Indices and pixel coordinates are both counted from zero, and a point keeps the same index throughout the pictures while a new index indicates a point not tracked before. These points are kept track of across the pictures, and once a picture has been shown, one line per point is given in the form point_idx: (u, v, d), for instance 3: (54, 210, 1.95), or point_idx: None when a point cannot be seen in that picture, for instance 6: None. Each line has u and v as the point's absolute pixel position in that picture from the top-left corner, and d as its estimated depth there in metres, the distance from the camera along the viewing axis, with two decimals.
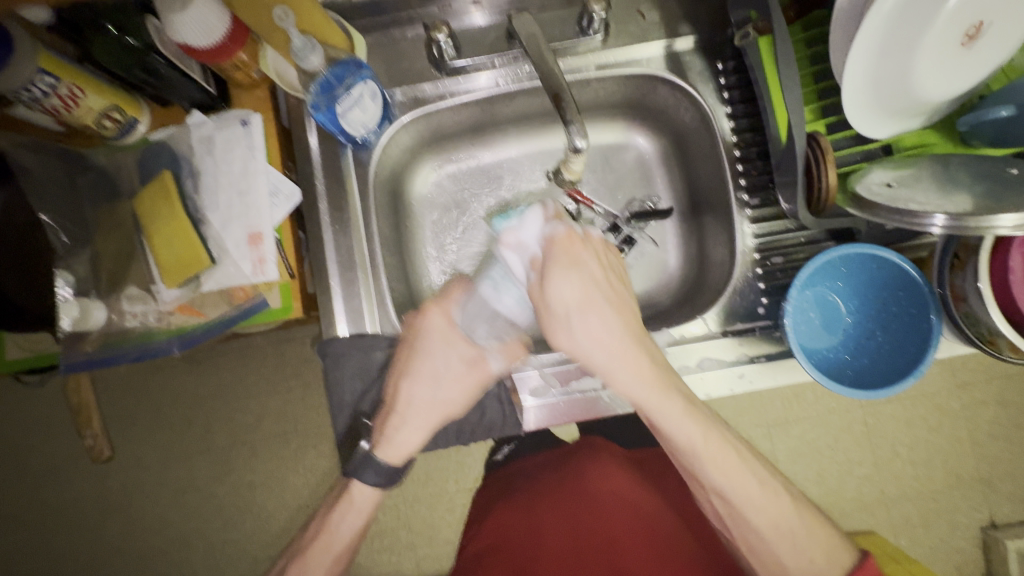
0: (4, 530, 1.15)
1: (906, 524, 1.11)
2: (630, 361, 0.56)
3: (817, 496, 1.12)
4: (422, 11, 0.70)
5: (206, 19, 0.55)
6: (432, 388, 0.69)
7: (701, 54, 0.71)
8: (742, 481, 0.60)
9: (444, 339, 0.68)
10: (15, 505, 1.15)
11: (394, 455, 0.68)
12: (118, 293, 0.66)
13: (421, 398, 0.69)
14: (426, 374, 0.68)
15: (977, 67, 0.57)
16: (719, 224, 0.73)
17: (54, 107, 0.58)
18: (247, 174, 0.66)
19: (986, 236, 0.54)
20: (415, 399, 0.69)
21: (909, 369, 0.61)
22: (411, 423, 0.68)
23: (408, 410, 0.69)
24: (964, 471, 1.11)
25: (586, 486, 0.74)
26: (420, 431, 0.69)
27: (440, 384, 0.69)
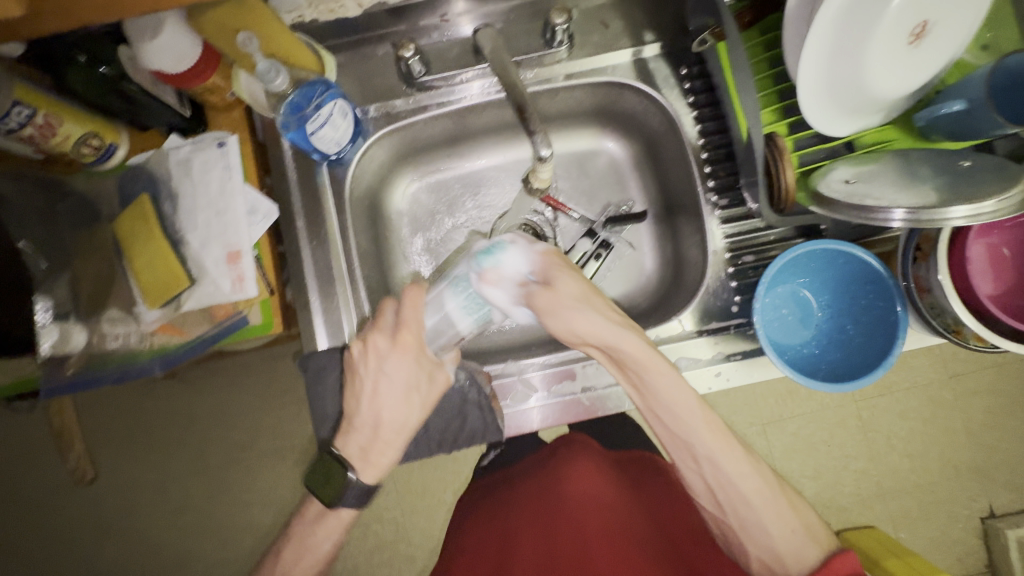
0: (2, 558, 1.15)
1: (904, 517, 1.11)
2: (625, 341, 0.56)
3: (813, 493, 1.12)
4: (392, 29, 0.71)
5: (176, 46, 0.57)
6: (398, 403, 0.62)
7: (667, 60, 0.72)
8: (725, 451, 0.58)
9: (405, 351, 0.62)
10: (13, 532, 1.15)
11: (368, 474, 0.63)
12: (98, 315, 0.67)
13: (381, 414, 0.62)
14: (388, 387, 0.62)
15: (928, 64, 0.58)
16: (691, 225, 0.74)
17: (31, 136, 0.59)
18: (224, 194, 0.68)
19: (945, 228, 0.55)
20: (385, 418, 0.62)
21: (878, 361, 0.62)
22: (380, 439, 0.63)
23: (376, 429, 0.63)
24: (960, 461, 1.11)
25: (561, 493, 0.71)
26: (384, 447, 0.63)
27: (402, 397, 0.62)
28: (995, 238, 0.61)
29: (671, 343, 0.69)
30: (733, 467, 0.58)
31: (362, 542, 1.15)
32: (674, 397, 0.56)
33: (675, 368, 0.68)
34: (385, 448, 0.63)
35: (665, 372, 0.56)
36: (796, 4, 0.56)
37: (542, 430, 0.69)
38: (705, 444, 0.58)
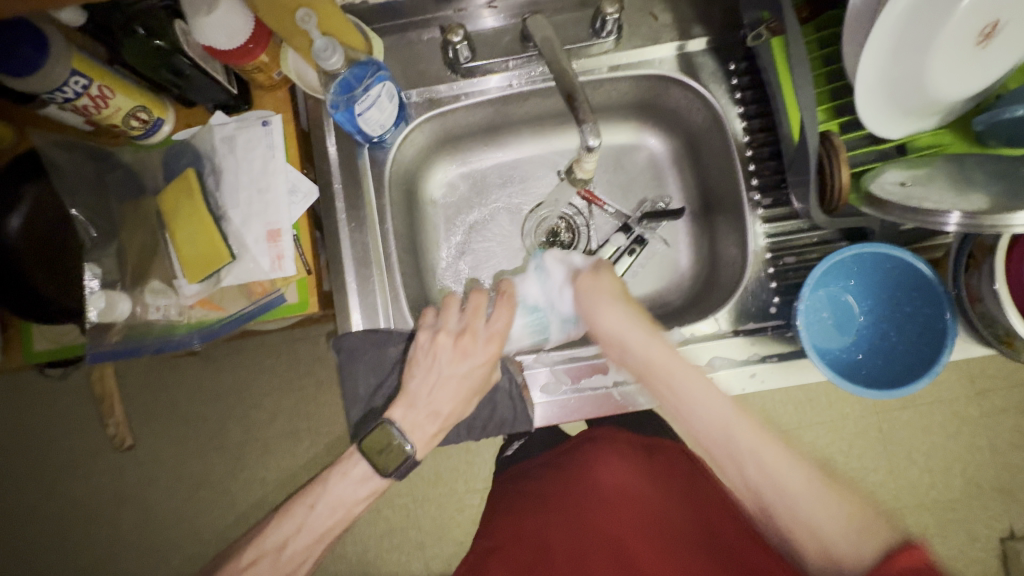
0: (26, 522, 1.18)
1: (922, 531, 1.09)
2: (652, 344, 0.59)
3: None
4: (438, 14, 0.71)
5: (229, 21, 0.57)
6: (440, 388, 0.64)
7: (714, 55, 0.71)
8: (779, 456, 0.53)
9: (492, 331, 0.66)
10: (37, 498, 1.18)
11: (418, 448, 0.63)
12: (142, 286, 0.68)
13: (428, 387, 0.64)
14: (439, 372, 0.65)
15: (991, 67, 0.57)
16: (730, 224, 0.73)
17: (84, 107, 0.60)
18: (267, 173, 0.68)
19: (1003, 235, 0.54)
20: (428, 398, 0.64)
21: (924, 368, 0.61)
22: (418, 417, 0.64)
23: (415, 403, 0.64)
24: (983, 479, 1.09)
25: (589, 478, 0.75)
26: (433, 427, 0.64)
27: (459, 379, 0.65)
28: None
29: (704, 342, 0.68)
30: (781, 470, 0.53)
31: (374, 527, 1.16)
32: (702, 401, 0.56)
33: (709, 367, 0.67)
34: (426, 420, 0.64)
35: (686, 371, 0.57)
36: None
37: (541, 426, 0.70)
38: (746, 442, 0.54)
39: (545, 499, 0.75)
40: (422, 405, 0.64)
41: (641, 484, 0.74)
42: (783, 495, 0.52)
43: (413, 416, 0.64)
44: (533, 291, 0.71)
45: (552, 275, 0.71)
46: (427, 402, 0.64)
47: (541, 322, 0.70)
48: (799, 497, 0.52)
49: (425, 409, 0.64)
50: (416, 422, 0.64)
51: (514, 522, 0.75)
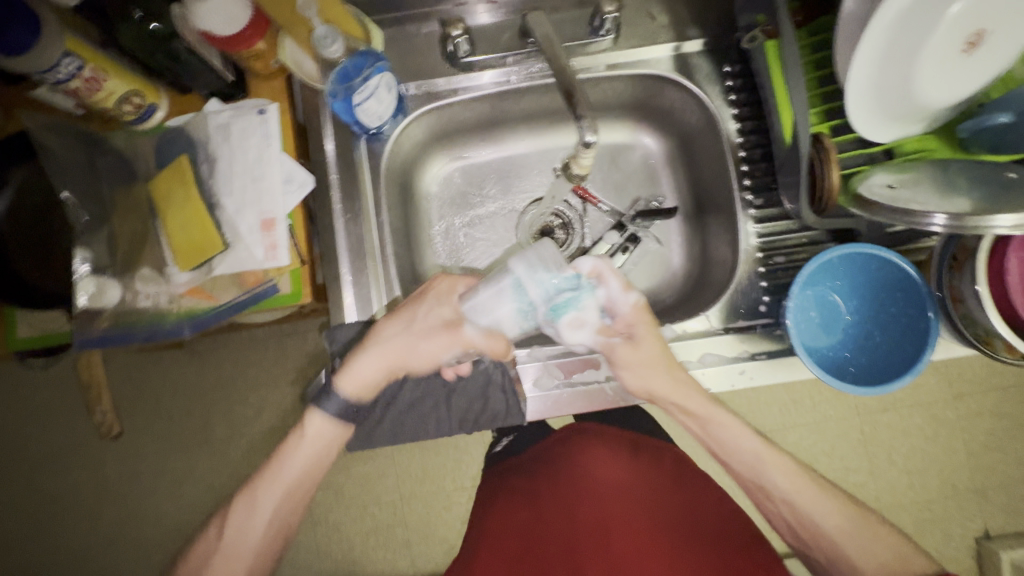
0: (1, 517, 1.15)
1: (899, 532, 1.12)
2: (659, 379, 0.66)
3: None
4: (437, 8, 0.71)
5: (228, 9, 0.58)
6: (410, 333, 0.67)
7: (709, 57, 0.72)
8: (802, 490, 0.68)
9: (444, 296, 0.68)
10: (13, 492, 1.15)
11: (347, 383, 0.68)
12: (131, 273, 0.67)
13: (398, 343, 0.67)
14: (407, 335, 0.67)
15: (976, 76, 0.58)
16: (722, 224, 0.74)
17: (76, 90, 0.59)
18: (262, 162, 0.68)
19: (985, 237, 0.56)
20: (396, 337, 0.67)
21: (908, 366, 0.63)
22: (374, 356, 0.66)
23: (378, 345, 0.66)
24: (958, 480, 1.12)
25: (582, 476, 0.76)
26: (382, 360, 0.67)
27: (424, 339, 0.67)
28: None
29: (695, 339, 0.69)
30: (811, 507, 0.67)
31: (361, 524, 1.15)
32: (741, 448, 0.70)
33: (700, 363, 0.69)
34: (369, 371, 0.67)
35: (722, 421, 0.69)
36: (851, 4, 0.57)
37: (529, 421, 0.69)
38: (778, 485, 0.68)
39: (536, 495, 0.77)
40: (386, 346, 0.66)
41: (630, 483, 0.75)
42: (814, 527, 0.67)
43: (365, 355, 0.66)
44: (567, 331, 0.67)
45: (592, 307, 0.66)
46: (399, 341, 0.67)
47: (529, 317, 0.64)
48: (826, 526, 0.66)
49: (382, 349, 0.66)
50: (368, 365, 0.66)
51: (504, 513, 0.77)
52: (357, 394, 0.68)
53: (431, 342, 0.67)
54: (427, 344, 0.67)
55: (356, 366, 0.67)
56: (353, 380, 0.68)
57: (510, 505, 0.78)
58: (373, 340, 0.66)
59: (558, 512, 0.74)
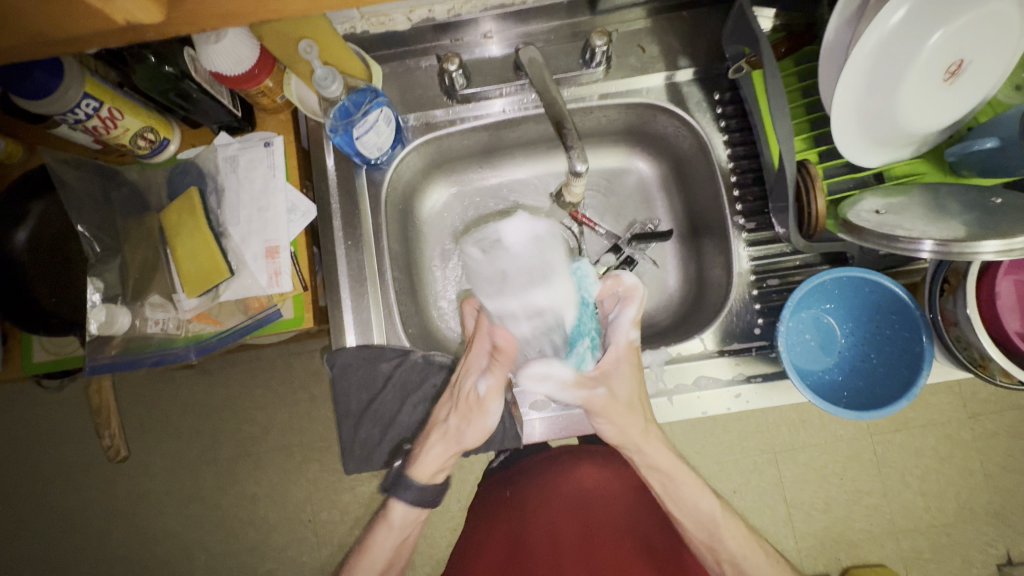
0: (14, 534, 1.17)
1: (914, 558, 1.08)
2: (621, 417, 0.67)
3: (821, 525, 1.10)
4: (435, 44, 0.75)
5: (235, 50, 0.60)
6: (469, 418, 0.68)
7: (700, 85, 0.74)
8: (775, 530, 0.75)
9: (474, 365, 0.69)
10: (26, 510, 1.18)
11: (420, 472, 0.69)
12: (142, 300, 0.70)
13: (456, 425, 0.69)
14: (456, 409, 0.69)
15: (958, 102, 0.60)
16: (716, 246, 0.75)
17: (94, 128, 0.63)
18: (267, 192, 0.71)
19: (974, 262, 0.57)
20: (472, 428, 0.68)
21: (901, 391, 0.63)
22: (444, 446, 0.68)
23: (450, 433, 0.68)
24: (974, 503, 1.08)
25: (576, 487, 0.80)
26: (446, 453, 0.68)
27: (467, 423, 0.68)
28: None
29: (691, 361, 0.70)
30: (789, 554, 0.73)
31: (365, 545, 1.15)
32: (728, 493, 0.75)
33: (695, 387, 0.69)
34: (434, 457, 0.68)
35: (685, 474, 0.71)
36: (832, 35, 0.58)
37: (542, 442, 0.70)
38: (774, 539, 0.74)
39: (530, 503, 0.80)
40: (444, 432, 0.69)
41: (616, 498, 0.80)
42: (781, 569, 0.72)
43: (437, 444, 0.68)
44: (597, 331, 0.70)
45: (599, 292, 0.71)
46: (454, 428, 0.69)
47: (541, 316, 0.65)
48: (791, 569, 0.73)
49: (443, 432, 0.69)
50: (433, 453, 0.68)
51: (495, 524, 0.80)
52: (431, 476, 0.69)
53: (474, 427, 0.68)
54: (473, 430, 0.68)
55: (425, 456, 0.69)
56: (426, 468, 0.69)
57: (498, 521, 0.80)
58: (438, 434, 0.69)
59: (545, 520, 0.79)
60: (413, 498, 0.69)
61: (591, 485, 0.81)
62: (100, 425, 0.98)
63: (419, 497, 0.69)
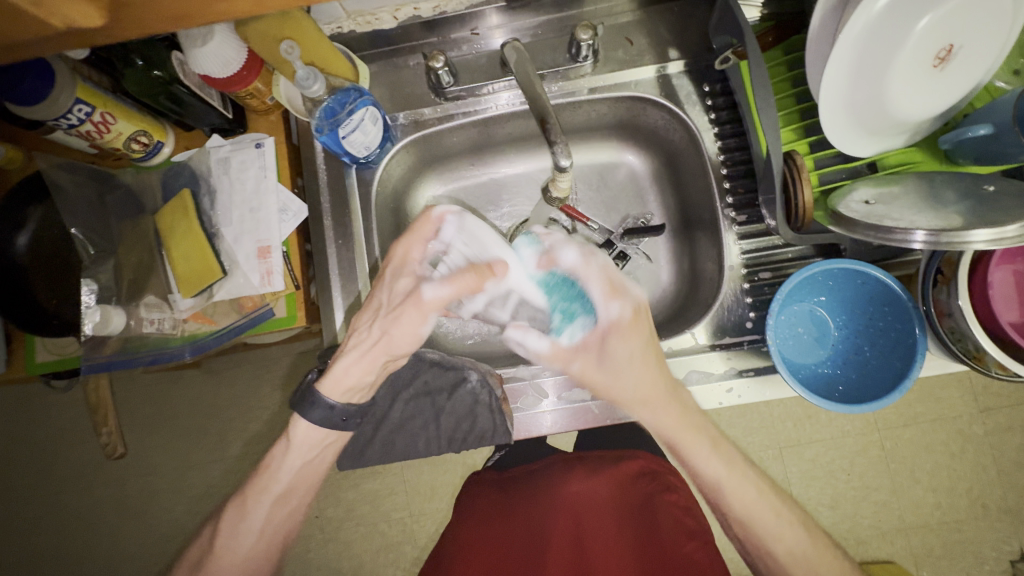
0: (30, 531, 1.21)
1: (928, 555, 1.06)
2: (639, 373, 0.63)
3: (829, 521, 1.08)
4: (423, 42, 0.75)
5: (223, 52, 0.61)
6: (396, 326, 0.63)
7: (690, 77, 0.74)
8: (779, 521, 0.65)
9: (403, 267, 0.64)
10: (40, 507, 1.21)
11: (331, 387, 0.63)
12: (137, 300, 0.71)
13: (379, 332, 0.63)
14: (383, 322, 0.63)
15: (951, 88, 0.58)
16: (708, 240, 0.74)
17: (88, 132, 0.64)
18: (259, 193, 0.72)
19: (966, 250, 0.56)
20: (392, 337, 0.63)
21: (896, 381, 0.62)
22: (362, 358, 0.63)
23: (368, 344, 0.63)
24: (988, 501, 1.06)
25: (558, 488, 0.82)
26: (370, 363, 0.63)
27: (398, 323, 0.63)
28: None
29: (682, 356, 0.70)
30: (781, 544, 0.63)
31: (369, 542, 1.16)
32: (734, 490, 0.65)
33: (686, 382, 0.69)
34: (357, 373, 0.63)
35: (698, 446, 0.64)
36: (818, 22, 0.57)
37: (551, 433, 0.71)
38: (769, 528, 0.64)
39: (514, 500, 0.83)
40: (374, 344, 0.63)
41: (603, 497, 0.80)
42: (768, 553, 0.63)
43: (358, 362, 0.62)
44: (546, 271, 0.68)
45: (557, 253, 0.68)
46: (379, 340, 0.63)
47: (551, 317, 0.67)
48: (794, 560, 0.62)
49: (371, 335, 0.63)
50: (349, 367, 0.63)
51: (479, 521, 0.81)
52: (330, 391, 0.63)
53: (404, 329, 0.63)
54: (402, 333, 0.63)
55: (339, 368, 0.62)
56: (336, 384, 0.63)
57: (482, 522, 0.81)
58: (354, 342, 0.63)
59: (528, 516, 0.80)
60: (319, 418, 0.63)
61: (576, 486, 0.82)
62: (98, 424, 1.00)
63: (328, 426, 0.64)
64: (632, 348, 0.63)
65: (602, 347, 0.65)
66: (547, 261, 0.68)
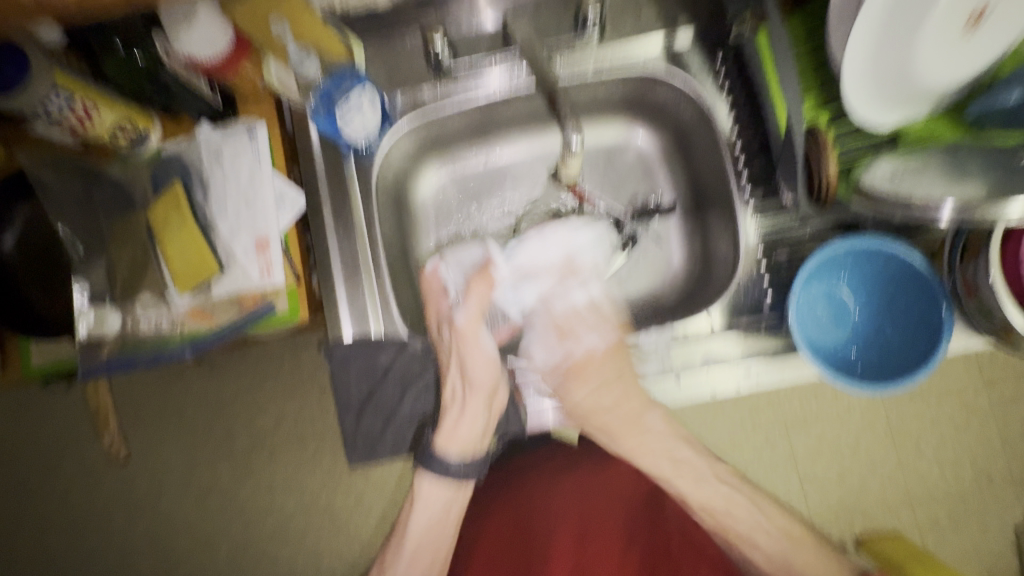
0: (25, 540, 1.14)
1: (975, 543, 0.97)
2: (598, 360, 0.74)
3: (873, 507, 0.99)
4: (419, 15, 0.69)
5: (210, 34, 0.57)
6: (476, 364, 0.74)
7: (701, 51, 0.71)
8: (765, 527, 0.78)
9: (443, 321, 0.74)
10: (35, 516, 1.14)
11: (450, 444, 0.74)
12: (132, 298, 0.69)
13: (469, 376, 0.74)
14: (462, 362, 0.74)
15: (985, 53, 0.55)
16: (722, 220, 0.72)
17: (72, 126, 0.61)
18: (253, 183, 0.68)
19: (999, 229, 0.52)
20: (478, 375, 0.74)
21: (922, 361, 0.61)
22: (462, 410, 0.73)
23: (456, 397, 0.74)
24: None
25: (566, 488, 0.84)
26: (477, 399, 0.74)
27: (477, 364, 0.74)
28: None
29: (697, 340, 0.68)
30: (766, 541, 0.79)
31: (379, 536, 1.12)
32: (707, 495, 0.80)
33: (702, 365, 0.68)
34: (466, 424, 0.74)
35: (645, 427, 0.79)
36: None
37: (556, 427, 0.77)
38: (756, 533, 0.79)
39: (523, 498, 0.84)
40: (463, 387, 0.74)
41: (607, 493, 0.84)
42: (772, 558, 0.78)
43: (461, 414, 0.74)
44: (530, 257, 0.77)
45: (539, 252, 0.77)
46: (464, 383, 0.74)
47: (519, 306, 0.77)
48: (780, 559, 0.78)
49: (459, 394, 0.74)
50: (458, 421, 0.74)
51: (495, 510, 0.83)
52: (456, 445, 0.74)
53: (483, 365, 0.74)
54: (480, 368, 0.74)
55: (454, 425, 0.74)
56: (454, 437, 0.74)
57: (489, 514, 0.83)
58: (451, 399, 0.74)
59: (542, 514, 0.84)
60: (450, 469, 0.75)
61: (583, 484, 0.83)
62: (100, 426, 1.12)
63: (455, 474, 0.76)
64: (590, 344, 0.75)
65: (567, 333, 0.77)
66: (530, 267, 0.77)
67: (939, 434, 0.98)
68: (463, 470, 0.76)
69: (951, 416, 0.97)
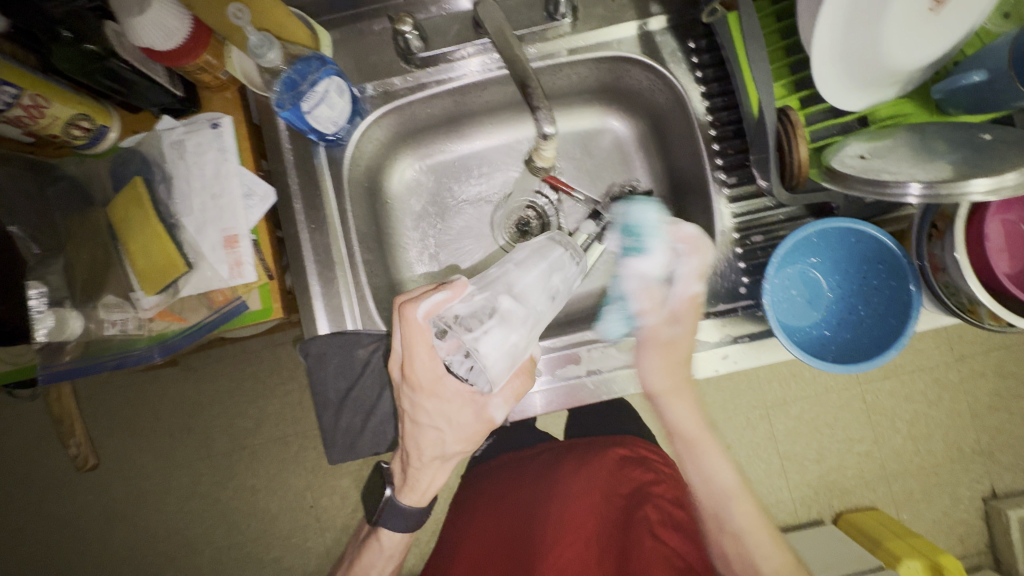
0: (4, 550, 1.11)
1: (946, 513, 1.00)
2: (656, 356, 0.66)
3: (855, 482, 1.02)
4: (387, 4, 0.70)
5: (165, 22, 0.56)
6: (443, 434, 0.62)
7: (674, 34, 0.70)
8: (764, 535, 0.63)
9: (442, 385, 0.59)
10: (9, 527, 1.11)
11: (413, 495, 0.66)
12: (94, 301, 0.66)
13: (430, 438, 0.63)
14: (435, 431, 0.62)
15: (945, 35, 0.56)
16: (698, 205, 0.72)
17: (18, 118, 0.57)
18: (220, 177, 0.66)
19: (965, 195, 0.48)
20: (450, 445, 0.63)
21: (893, 339, 0.63)
22: (441, 466, 0.65)
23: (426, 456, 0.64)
24: (1003, 455, 1.00)
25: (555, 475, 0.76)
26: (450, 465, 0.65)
27: (449, 428, 0.62)
28: (1015, 216, 0.60)
29: None
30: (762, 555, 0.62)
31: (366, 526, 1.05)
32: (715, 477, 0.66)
33: None
34: (428, 476, 0.66)
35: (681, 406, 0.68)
36: None
37: (544, 414, 0.69)
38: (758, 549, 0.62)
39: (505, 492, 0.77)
40: (428, 455, 0.64)
41: (595, 483, 0.73)
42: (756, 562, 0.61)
43: (435, 468, 0.65)
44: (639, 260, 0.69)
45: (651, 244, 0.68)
46: (435, 450, 0.63)
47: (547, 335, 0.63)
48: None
49: (431, 460, 0.64)
50: (433, 475, 0.65)
51: (477, 504, 0.77)
52: (419, 501, 0.67)
53: (462, 434, 0.63)
54: (459, 434, 0.63)
55: (418, 480, 0.66)
56: (418, 492, 0.66)
57: (471, 509, 0.77)
58: (420, 459, 0.64)
59: (522, 503, 0.74)
60: (407, 525, 0.67)
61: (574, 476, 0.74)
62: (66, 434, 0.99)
63: (405, 525, 0.67)
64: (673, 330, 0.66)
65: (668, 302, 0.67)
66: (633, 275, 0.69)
67: (912, 411, 1.01)
68: (414, 521, 0.67)
69: (922, 392, 1.00)
